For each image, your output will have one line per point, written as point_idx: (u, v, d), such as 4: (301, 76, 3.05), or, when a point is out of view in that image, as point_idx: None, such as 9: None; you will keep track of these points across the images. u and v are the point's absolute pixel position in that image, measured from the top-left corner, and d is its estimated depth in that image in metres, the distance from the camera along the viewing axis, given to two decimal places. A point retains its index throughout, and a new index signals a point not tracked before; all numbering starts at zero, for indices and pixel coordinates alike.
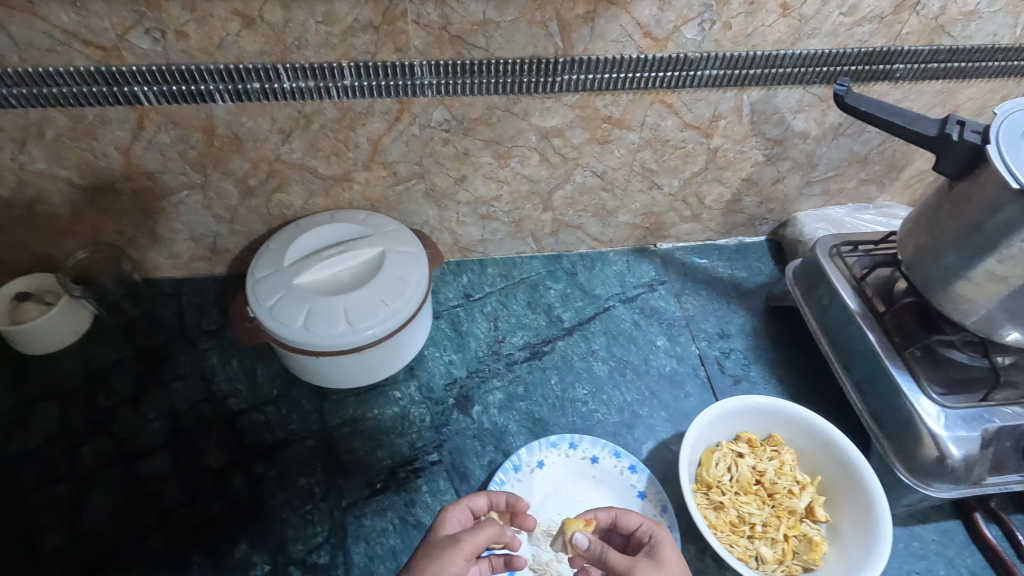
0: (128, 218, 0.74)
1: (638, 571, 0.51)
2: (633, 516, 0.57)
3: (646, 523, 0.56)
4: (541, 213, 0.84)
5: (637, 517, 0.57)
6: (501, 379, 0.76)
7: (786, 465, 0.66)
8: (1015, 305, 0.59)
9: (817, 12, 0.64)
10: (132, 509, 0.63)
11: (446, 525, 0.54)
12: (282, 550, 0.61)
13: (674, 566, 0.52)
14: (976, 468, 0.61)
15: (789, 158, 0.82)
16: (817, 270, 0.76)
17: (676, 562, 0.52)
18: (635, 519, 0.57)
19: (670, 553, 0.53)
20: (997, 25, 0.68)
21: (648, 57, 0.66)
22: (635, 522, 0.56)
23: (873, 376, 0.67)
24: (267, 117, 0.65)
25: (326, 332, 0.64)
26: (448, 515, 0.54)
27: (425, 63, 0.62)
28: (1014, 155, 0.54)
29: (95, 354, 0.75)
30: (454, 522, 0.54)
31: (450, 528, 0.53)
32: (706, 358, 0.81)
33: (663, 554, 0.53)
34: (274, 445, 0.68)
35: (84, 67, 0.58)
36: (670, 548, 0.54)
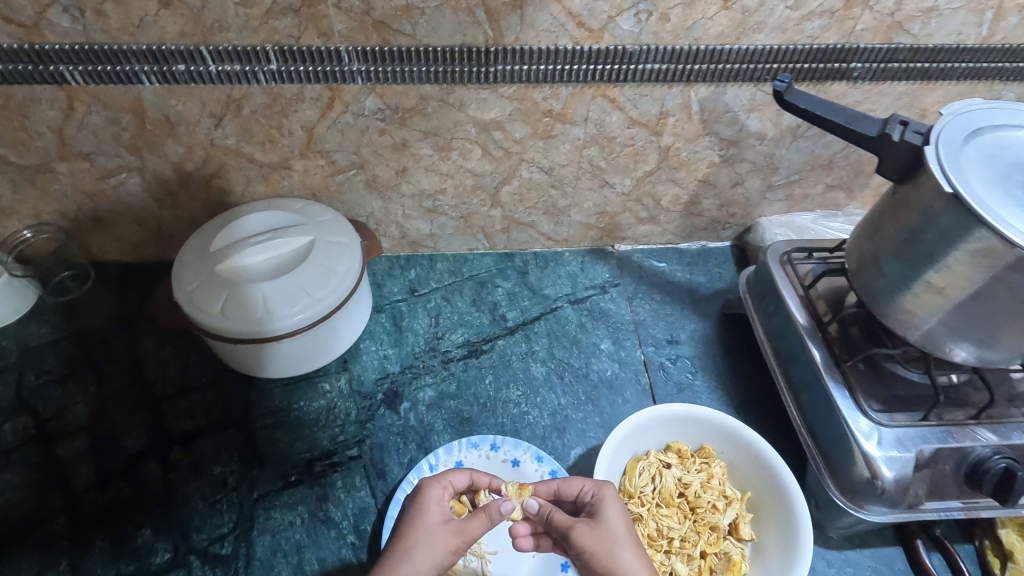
0: (68, 201, 0.74)
1: (592, 541, 0.49)
2: (573, 482, 0.54)
3: (583, 485, 0.54)
4: (489, 209, 0.82)
5: (575, 482, 0.54)
6: (434, 377, 0.75)
7: (713, 478, 0.63)
8: (959, 321, 0.55)
9: (761, 5, 0.61)
10: (43, 490, 0.63)
11: (427, 503, 0.51)
12: (185, 538, 0.61)
13: (617, 526, 0.50)
14: (910, 490, 0.57)
15: (747, 160, 0.78)
16: (767, 276, 0.73)
17: (617, 520, 0.51)
18: (574, 485, 0.54)
19: (610, 513, 0.51)
20: (961, 22, 0.64)
21: (584, 49, 0.63)
22: (575, 488, 0.54)
23: (811, 389, 0.64)
24: (196, 101, 0.64)
25: (243, 319, 0.63)
26: (428, 493, 0.52)
27: (351, 49, 0.61)
28: (952, 159, 0.51)
29: (33, 335, 0.76)
30: (438, 501, 0.51)
31: (434, 507, 0.51)
32: (650, 364, 0.78)
33: (604, 514, 0.51)
34: (194, 433, 0.68)
35: (7, 45, 0.58)
36: (610, 506, 0.52)
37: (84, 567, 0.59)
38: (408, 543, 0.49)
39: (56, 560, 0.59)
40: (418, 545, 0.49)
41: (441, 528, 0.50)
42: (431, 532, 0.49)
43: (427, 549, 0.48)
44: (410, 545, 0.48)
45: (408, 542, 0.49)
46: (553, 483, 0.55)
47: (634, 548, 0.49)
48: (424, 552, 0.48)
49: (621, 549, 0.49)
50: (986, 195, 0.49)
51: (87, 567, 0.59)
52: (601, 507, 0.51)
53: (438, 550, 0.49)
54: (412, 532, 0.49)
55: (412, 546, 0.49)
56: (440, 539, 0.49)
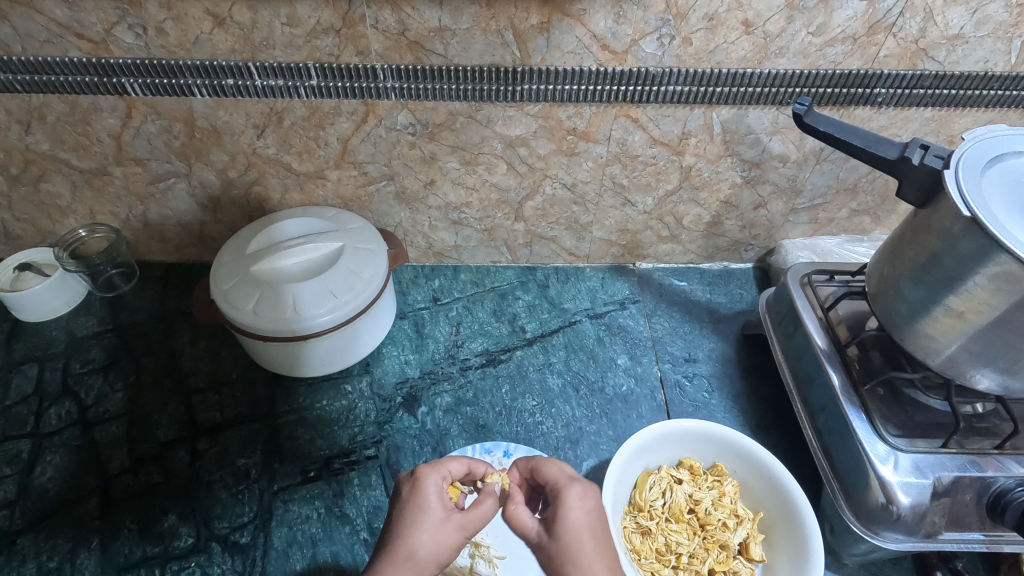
0: (121, 202, 0.79)
1: (544, 549, 0.48)
2: (546, 472, 0.53)
3: (563, 476, 0.52)
4: (513, 223, 0.84)
5: (555, 470, 0.53)
6: (452, 383, 0.77)
7: (725, 496, 0.63)
8: (981, 348, 0.54)
9: (783, 30, 0.62)
10: (80, 471, 0.67)
11: (427, 497, 0.50)
12: (207, 525, 0.64)
13: (575, 533, 0.47)
14: (927, 518, 0.56)
15: (770, 182, 0.79)
16: (787, 297, 0.73)
17: (578, 526, 0.48)
18: (551, 473, 0.52)
19: (570, 516, 0.49)
20: (988, 50, 0.64)
21: (608, 70, 0.66)
22: (552, 476, 0.52)
23: (827, 411, 0.64)
24: (242, 112, 0.69)
25: (273, 318, 0.66)
26: (429, 487, 0.50)
27: (386, 67, 0.65)
28: (972, 184, 0.51)
29: (81, 326, 0.81)
30: (438, 494, 0.50)
31: (435, 502, 0.50)
32: (666, 381, 0.78)
33: (563, 520, 0.48)
34: (222, 425, 0.71)
35: (77, 58, 0.63)
36: (575, 511, 0.49)
37: (112, 547, 0.62)
38: (410, 544, 0.47)
39: (87, 537, 0.63)
40: (423, 544, 0.47)
41: (446, 523, 0.49)
42: (434, 530, 0.48)
43: (431, 547, 0.48)
44: (414, 547, 0.47)
45: (411, 543, 0.47)
46: (532, 465, 0.54)
47: (592, 563, 0.46)
48: (429, 551, 0.47)
49: (573, 564, 0.46)
50: (1006, 220, 0.49)
51: (115, 546, 0.62)
52: (562, 509, 0.49)
53: (443, 546, 0.48)
54: (414, 532, 0.48)
55: (413, 545, 0.47)
56: (445, 536, 0.48)
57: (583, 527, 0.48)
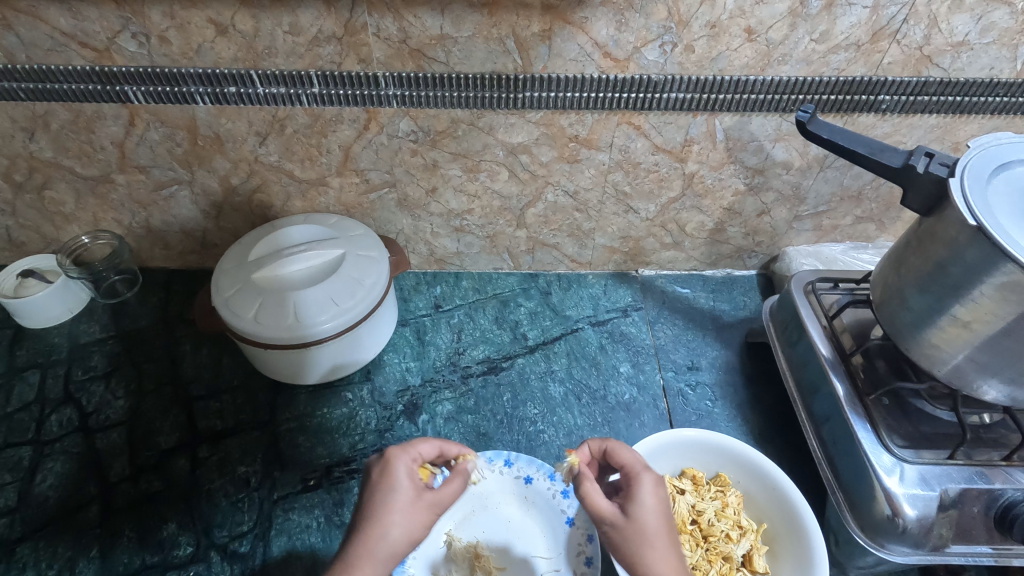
0: (124, 209, 0.80)
1: (620, 532, 0.48)
2: (622, 453, 0.53)
3: (637, 461, 0.52)
4: (514, 230, 0.84)
5: (629, 455, 0.53)
6: (453, 391, 0.77)
7: (728, 507, 0.62)
8: (988, 357, 0.53)
9: (785, 38, 0.62)
10: (81, 479, 0.67)
11: (397, 478, 0.49)
12: (207, 533, 0.64)
13: (653, 519, 0.48)
14: (933, 531, 0.55)
15: (773, 189, 0.78)
16: (791, 305, 0.72)
17: (652, 512, 0.48)
18: (625, 457, 0.53)
19: (647, 502, 0.49)
20: (993, 57, 0.64)
21: (610, 78, 0.65)
22: (624, 461, 0.53)
23: (832, 421, 0.63)
24: (244, 120, 0.69)
25: (275, 325, 0.66)
26: (400, 469, 0.50)
27: (388, 74, 0.65)
28: (977, 192, 0.50)
29: (83, 332, 0.82)
30: (409, 474, 0.50)
31: (406, 482, 0.49)
32: (669, 390, 0.78)
33: (639, 504, 0.49)
34: (222, 433, 0.71)
35: (81, 66, 0.64)
36: (650, 497, 0.49)
37: (112, 555, 0.62)
38: (384, 525, 0.47)
39: (86, 545, 0.63)
40: (395, 524, 0.47)
41: (417, 503, 0.48)
42: (407, 510, 0.48)
43: (404, 527, 0.47)
44: (387, 528, 0.46)
45: (384, 524, 0.46)
46: (607, 446, 0.55)
47: (665, 548, 0.47)
48: (401, 531, 0.47)
49: (650, 547, 0.47)
50: (1013, 229, 0.48)
51: (115, 555, 0.62)
52: (639, 493, 0.49)
53: (416, 525, 0.48)
54: (387, 513, 0.47)
55: (386, 526, 0.47)
56: (417, 514, 0.48)
57: (658, 514, 0.48)
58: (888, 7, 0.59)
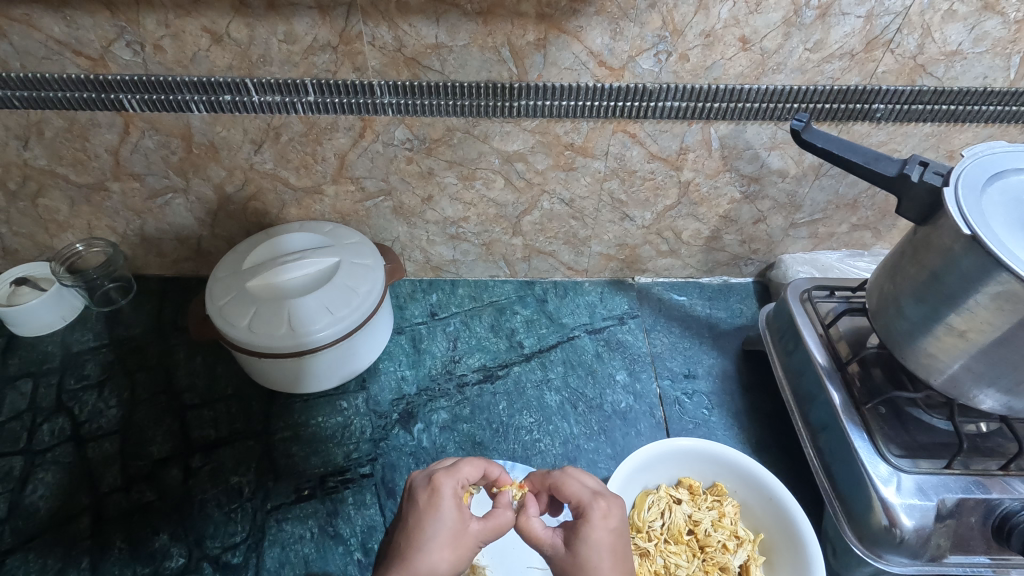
0: (118, 217, 0.79)
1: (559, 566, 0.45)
2: (568, 485, 0.50)
3: (584, 492, 0.49)
4: (510, 237, 0.84)
5: (576, 486, 0.50)
6: (449, 400, 0.76)
7: (725, 517, 0.61)
8: (983, 367, 0.53)
9: (780, 47, 0.62)
10: (72, 489, 0.67)
11: (444, 509, 0.47)
12: (199, 545, 0.63)
13: (597, 555, 0.45)
14: (931, 541, 0.55)
15: (769, 197, 0.78)
16: (787, 313, 0.72)
17: (597, 547, 0.45)
18: (572, 489, 0.49)
19: (593, 538, 0.45)
20: (987, 66, 0.64)
21: (605, 86, 0.65)
22: (573, 492, 0.49)
23: (828, 430, 0.63)
24: (239, 128, 0.69)
25: (269, 334, 0.66)
26: (445, 496, 0.47)
27: (384, 83, 0.65)
28: (971, 201, 0.50)
29: (76, 341, 0.81)
30: (455, 505, 0.48)
31: (452, 513, 0.47)
32: (665, 398, 0.77)
33: (585, 539, 0.46)
34: (216, 442, 0.71)
35: (75, 75, 0.63)
36: (598, 530, 0.46)
37: (102, 566, 0.61)
38: (431, 560, 0.45)
39: (77, 557, 0.62)
40: (442, 560, 0.45)
41: (465, 536, 0.47)
42: (453, 544, 0.46)
43: (451, 563, 0.45)
44: (434, 563, 0.44)
45: (430, 559, 0.44)
46: (552, 478, 0.51)
47: None
48: (448, 566, 0.45)
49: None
50: (1007, 239, 0.48)
51: (105, 566, 0.61)
52: (585, 528, 0.46)
53: (461, 559, 0.46)
54: (434, 547, 0.45)
55: (432, 561, 0.45)
56: (463, 548, 0.46)
57: (605, 548, 0.45)
58: (882, 16, 0.60)
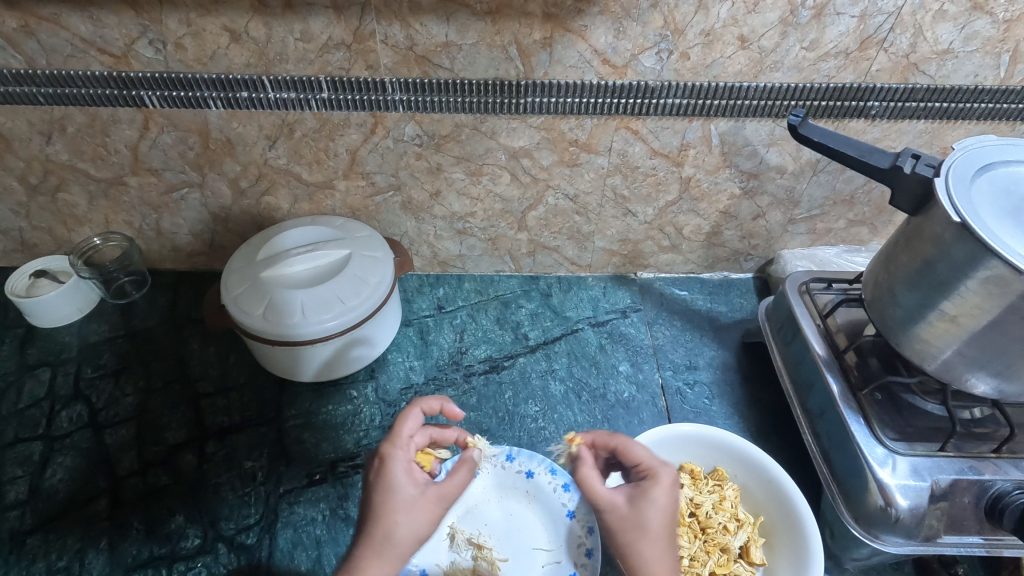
0: (135, 211, 0.82)
1: (619, 520, 0.49)
2: (636, 450, 0.53)
3: (649, 460, 0.52)
4: (516, 233, 0.86)
5: (641, 451, 0.53)
6: (456, 389, 0.78)
7: (725, 500, 0.63)
8: (975, 352, 0.55)
9: (777, 45, 0.64)
10: (90, 473, 0.69)
11: (394, 479, 0.49)
12: (214, 526, 0.65)
13: (657, 517, 0.48)
14: (926, 522, 0.56)
15: (767, 193, 0.80)
16: (785, 306, 0.74)
17: (659, 512, 0.48)
18: (638, 453, 0.53)
19: (658, 500, 0.49)
20: (977, 65, 0.66)
21: (609, 84, 0.68)
22: (638, 455, 0.53)
23: (826, 416, 0.64)
24: (255, 124, 0.71)
25: (282, 322, 0.68)
26: (394, 465, 0.49)
27: (395, 80, 0.67)
28: (961, 190, 0.52)
29: (92, 332, 0.83)
30: (406, 471, 0.49)
31: (404, 480, 0.49)
32: (667, 388, 0.79)
33: (649, 500, 0.49)
34: (230, 429, 0.73)
35: (98, 72, 0.66)
36: (663, 493, 0.49)
37: (120, 546, 0.63)
38: (387, 526, 0.47)
39: (96, 537, 0.64)
40: (400, 525, 0.47)
41: (421, 500, 0.48)
42: (410, 508, 0.48)
43: (411, 525, 0.47)
44: (391, 529, 0.46)
45: (387, 526, 0.47)
46: (616, 441, 0.55)
47: (666, 546, 0.48)
48: (409, 530, 0.47)
49: (648, 541, 0.48)
50: (996, 226, 0.50)
51: (123, 546, 0.63)
52: (653, 489, 0.49)
53: (421, 522, 0.48)
54: (390, 514, 0.47)
55: (391, 527, 0.47)
56: (423, 511, 0.48)
57: (666, 511, 0.49)
58: (875, 16, 0.62)
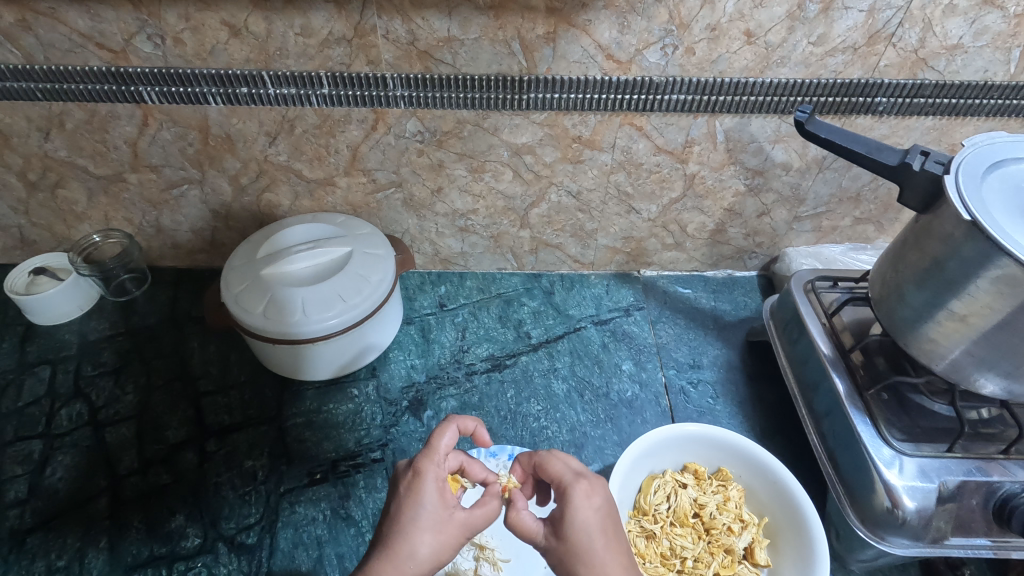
0: (135, 208, 0.81)
1: (552, 548, 0.48)
2: (550, 467, 0.51)
3: (568, 473, 0.51)
4: (518, 230, 0.85)
5: (560, 465, 0.51)
6: (458, 388, 0.78)
7: (730, 500, 0.63)
8: (984, 351, 0.54)
9: (784, 40, 0.63)
10: (90, 472, 0.68)
11: (426, 495, 0.49)
12: (215, 526, 0.64)
13: (585, 534, 0.47)
14: (933, 523, 0.56)
15: (773, 190, 0.80)
16: (791, 304, 0.73)
17: (587, 529, 0.47)
18: (554, 470, 0.51)
19: (579, 518, 0.48)
20: (987, 60, 0.65)
21: (612, 79, 0.67)
22: (555, 472, 0.51)
23: (832, 416, 0.64)
24: (255, 120, 0.71)
25: (283, 320, 0.67)
26: (427, 483, 0.49)
27: (396, 76, 0.66)
28: (971, 188, 0.51)
29: (92, 329, 0.83)
30: (438, 491, 0.49)
31: (434, 500, 0.49)
32: (671, 388, 0.79)
33: (571, 520, 0.48)
34: (230, 428, 0.72)
35: (97, 67, 0.65)
36: (583, 509, 0.48)
37: (120, 546, 0.63)
38: (412, 544, 0.46)
39: (96, 536, 0.64)
40: (423, 544, 0.47)
41: (447, 523, 0.48)
42: (436, 529, 0.48)
43: (432, 547, 0.47)
44: (415, 547, 0.46)
45: (412, 544, 0.46)
46: (535, 461, 0.53)
47: (604, 562, 0.46)
48: (429, 551, 0.47)
49: (585, 565, 0.46)
50: (1007, 224, 0.50)
51: (123, 546, 0.63)
52: (569, 509, 0.48)
53: (444, 546, 0.48)
54: (416, 532, 0.47)
55: (415, 545, 0.47)
56: (447, 533, 0.48)
57: (590, 528, 0.47)
58: (884, 11, 0.61)
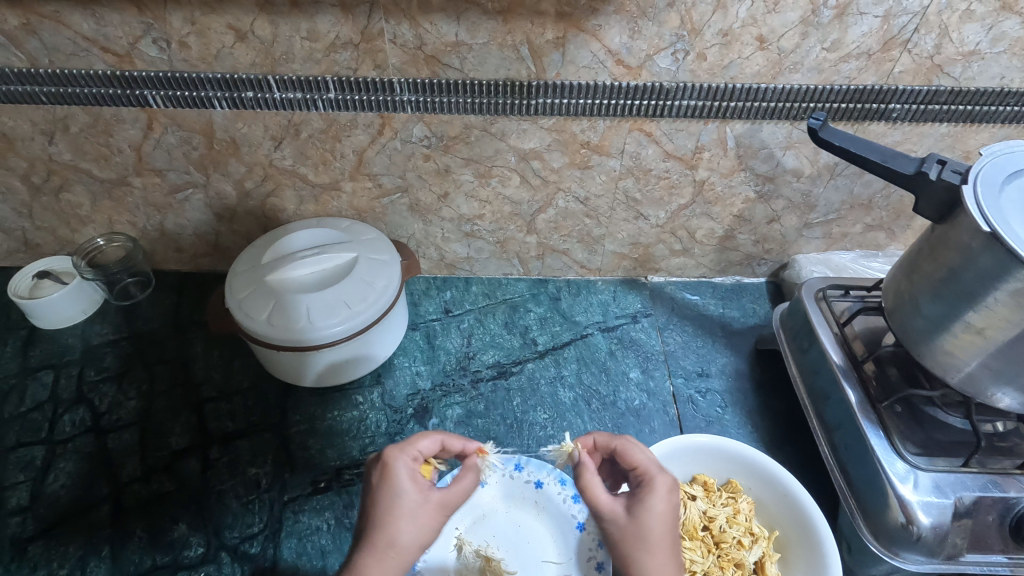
0: (139, 212, 0.80)
1: (621, 527, 0.48)
2: (635, 452, 0.52)
3: (650, 464, 0.51)
4: (525, 235, 0.84)
5: (641, 455, 0.52)
6: (463, 396, 0.77)
7: (740, 514, 0.62)
8: (1001, 365, 0.53)
9: (797, 46, 0.62)
10: (92, 479, 0.68)
11: (400, 483, 0.48)
12: (217, 535, 0.64)
13: (656, 525, 0.47)
14: (948, 540, 0.55)
15: (783, 197, 0.79)
16: (801, 313, 0.72)
17: (661, 519, 0.47)
18: (637, 457, 0.52)
19: (656, 508, 0.47)
20: (1004, 67, 0.64)
21: (622, 85, 0.66)
22: (637, 458, 0.52)
23: (844, 428, 0.63)
24: (260, 124, 0.70)
25: (287, 327, 0.67)
26: (399, 471, 0.48)
27: (403, 80, 0.65)
28: (990, 198, 0.50)
29: (95, 334, 0.82)
30: (411, 478, 0.48)
31: (409, 486, 0.48)
32: (678, 396, 0.78)
33: (648, 509, 0.48)
34: (233, 435, 0.72)
35: (101, 71, 0.65)
36: (660, 502, 0.48)
37: (122, 555, 0.62)
38: (391, 532, 0.46)
39: (98, 545, 0.63)
40: (403, 531, 0.46)
41: (424, 507, 0.48)
42: (415, 515, 0.47)
43: (413, 533, 0.47)
44: (395, 535, 0.46)
45: (392, 532, 0.46)
46: (616, 443, 0.54)
47: (666, 556, 0.46)
48: (411, 537, 0.46)
49: (650, 552, 0.46)
50: None
51: (125, 555, 0.62)
52: (648, 498, 0.48)
53: (424, 529, 0.47)
54: (395, 520, 0.46)
55: (394, 533, 0.46)
56: (425, 518, 0.47)
57: (662, 522, 0.47)
58: (900, 16, 0.60)
